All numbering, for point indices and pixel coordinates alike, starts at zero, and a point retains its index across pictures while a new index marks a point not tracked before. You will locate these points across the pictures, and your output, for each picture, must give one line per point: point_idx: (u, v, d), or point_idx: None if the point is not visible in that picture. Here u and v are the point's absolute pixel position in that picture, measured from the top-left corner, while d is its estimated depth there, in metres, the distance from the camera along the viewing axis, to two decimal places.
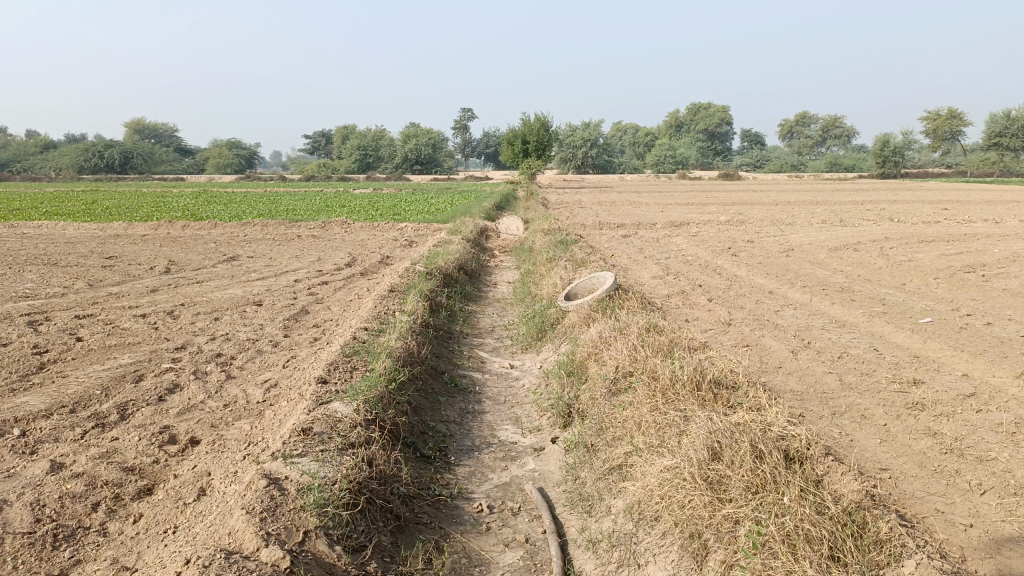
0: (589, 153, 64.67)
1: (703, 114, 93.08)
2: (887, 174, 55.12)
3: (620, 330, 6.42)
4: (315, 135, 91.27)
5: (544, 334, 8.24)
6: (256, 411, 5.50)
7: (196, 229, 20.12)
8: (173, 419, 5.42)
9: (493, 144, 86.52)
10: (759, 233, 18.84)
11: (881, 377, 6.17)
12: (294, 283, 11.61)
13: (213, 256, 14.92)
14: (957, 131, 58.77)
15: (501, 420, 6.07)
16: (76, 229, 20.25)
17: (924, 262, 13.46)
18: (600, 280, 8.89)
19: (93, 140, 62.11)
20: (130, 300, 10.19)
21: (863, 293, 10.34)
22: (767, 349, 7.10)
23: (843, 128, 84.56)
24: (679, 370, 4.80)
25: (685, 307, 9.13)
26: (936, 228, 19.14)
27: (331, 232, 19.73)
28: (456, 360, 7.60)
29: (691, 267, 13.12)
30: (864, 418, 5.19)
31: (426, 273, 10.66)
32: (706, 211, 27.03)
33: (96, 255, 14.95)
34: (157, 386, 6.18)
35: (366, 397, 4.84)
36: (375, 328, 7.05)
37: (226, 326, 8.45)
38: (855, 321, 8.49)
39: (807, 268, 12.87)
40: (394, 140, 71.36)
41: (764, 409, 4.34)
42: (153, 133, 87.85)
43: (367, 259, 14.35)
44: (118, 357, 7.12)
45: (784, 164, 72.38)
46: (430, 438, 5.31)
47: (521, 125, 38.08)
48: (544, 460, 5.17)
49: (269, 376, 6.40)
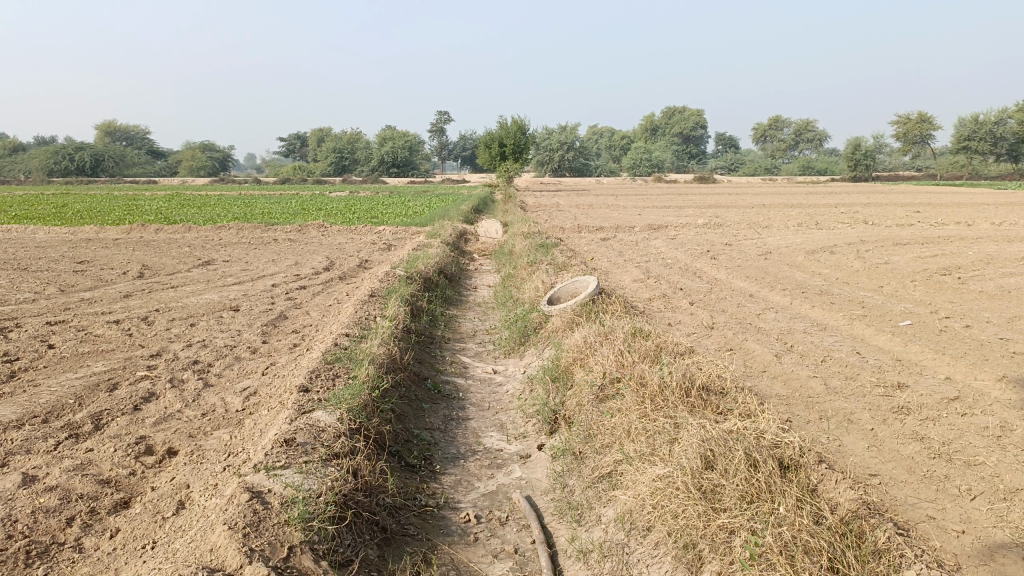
0: (566, 157, 64.78)
1: (678, 117, 93.66)
2: (859, 177, 55.78)
3: (606, 335, 6.37)
4: (290, 137, 90.55)
5: (527, 339, 8.18)
6: (236, 421, 5.37)
7: (170, 233, 19.82)
8: (149, 429, 5.27)
9: (470, 147, 86.40)
10: (737, 236, 18.93)
11: (865, 381, 6.18)
12: (272, 288, 11.45)
13: (188, 260, 14.68)
14: (927, 135, 59.64)
15: (486, 427, 5.99)
16: (47, 233, 19.86)
17: (901, 264, 13.58)
18: (583, 284, 8.84)
19: (63, 142, 61.09)
20: (104, 306, 9.97)
21: (842, 296, 10.40)
22: (751, 353, 7.09)
23: (816, 132, 85.51)
24: (668, 376, 4.75)
25: (668, 311, 9.12)
26: (910, 231, 19.36)
27: (308, 235, 19.53)
28: (439, 366, 7.51)
29: (671, 270, 13.13)
30: (851, 424, 5.18)
31: (406, 277, 10.55)
32: (684, 214, 27.14)
33: (67, 259, 14.64)
34: (133, 394, 6.03)
35: (349, 406, 4.74)
36: (356, 334, 6.94)
37: (202, 332, 8.28)
38: (837, 324, 8.52)
39: (785, 271, 12.94)
40: (370, 143, 70.97)
41: (754, 415, 4.30)
42: (124, 135, 86.62)
43: (346, 263, 14.21)
44: (92, 365, 6.94)
45: (758, 168, 73.02)
46: (414, 446, 5.21)
47: (498, 128, 38.05)
48: (531, 467, 5.09)
49: (248, 383, 6.27)
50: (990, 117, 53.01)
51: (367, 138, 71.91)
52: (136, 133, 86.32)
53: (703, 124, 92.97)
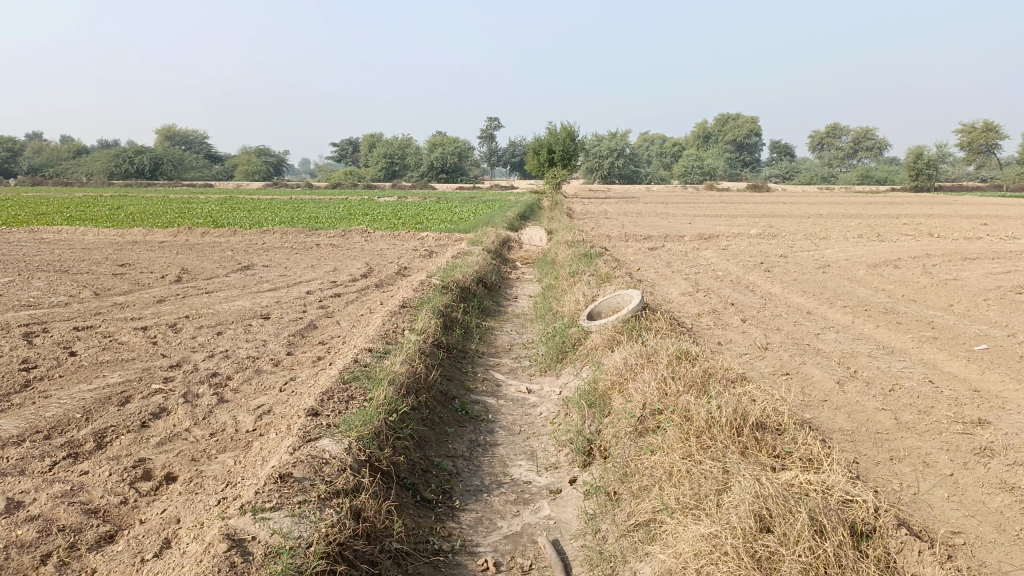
0: (616, 163, 64.07)
1: (731, 124, 91.96)
2: (920, 187, 53.82)
3: (648, 356, 5.82)
4: (343, 143, 91.70)
5: (564, 357, 7.65)
6: (244, 443, 4.97)
7: (215, 236, 19.85)
8: (151, 451, 4.91)
9: (520, 153, 86.33)
10: (792, 247, 18.11)
11: (941, 416, 5.51)
12: (306, 295, 11.14)
13: (228, 264, 14.55)
14: (993, 145, 57.29)
15: (515, 455, 5.50)
16: (95, 235, 20.08)
17: (971, 280, 12.67)
18: (625, 298, 8.26)
19: (123, 146, 62.67)
20: (134, 311, 9.77)
21: (908, 315, 9.64)
22: (810, 379, 6.45)
23: (875, 141, 83.10)
24: (717, 411, 4.18)
25: (717, 329, 8.50)
26: (979, 244, 18.26)
27: (350, 241, 19.35)
28: (469, 384, 7.05)
29: (723, 283, 12.47)
30: (925, 470, 4.55)
31: (442, 286, 10.13)
32: (737, 222, 26.28)
33: (110, 262, 14.63)
34: (142, 410, 5.69)
35: (359, 434, 4.30)
36: (379, 350, 6.50)
37: (227, 342, 7.94)
38: (904, 348, 7.80)
39: (845, 287, 12.17)
40: (421, 148, 71.22)
41: (816, 461, 3.73)
42: (183, 140, 89.01)
43: (384, 270, 13.89)
44: (107, 376, 6.65)
45: (814, 176, 71.03)
46: (433, 478, 4.75)
47: (547, 135, 37.57)
48: (560, 506, 4.58)
49: (263, 400, 5.87)
50: None
51: (417, 143, 72.17)
52: (195, 137, 88.67)
53: (757, 131, 91.09)
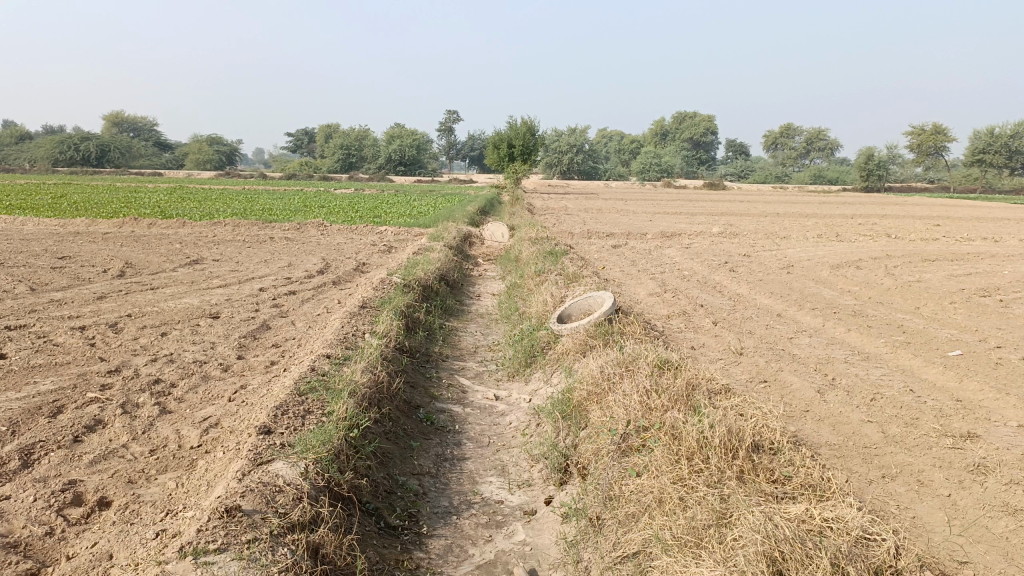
0: (575, 159, 64.10)
1: (689, 122, 92.70)
2: (871, 188, 54.77)
3: (626, 365, 5.51)
4: (298, 133, 90.05)
5: (533, 361, 7.29)
6: (189, 463, 4.51)
7: (163, 228, 19.05)
8: (84, 471, 4.41)
9: (479, 147, 85.74)
10: (754, 246, 18.06)
11: (928, 429, 5.29)
12: (258, 293, 10.59)
13: (176, 258, 13.88)
14: (941, 147, 58.62)
15: (484, 470, 5.13)
16: (34, 224, 19.11)
17: (934, 283, 12.68)
18: (597, 301, 7.94)
19: (69, 132, 60.34)
20: (72, 309, 9.13)
21: (877, 319, 9.51)
22: (790, 387, 6.20)
23: (827, 141, 84.53)
24: (709, 431, 3.87)
25: (689, 332, 8.24)
26: (936, 246, 18.42)
27: (306, 234, 18.72)
28: (433, 391, 6.64)
29: (689, 283, 12.26)
30: (921, 490, 4.30)
31: (403, 285, 9.70)
32: (696, 220, 26.25)
33: (49, 254, 13.85)
34: (75, 423, 5.16)
35: (317, 455, 3.89)
36: (338, 356, 6.06)
37: (172, 345, 7.40)
38: (879, 353, 7.62)
39: (811, 288, 12.04)
40: (378, 140, 70.12)
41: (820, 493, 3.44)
42: (132, 126, 86.44)
43: (342, 266, 13.38)
44: (38, 382, 6.08)
45: (768, 175, 71.96)
46: (397, 500, 4.36)
47: (507, 129, 37.18)
48: (536, 529, 4.22)
49: (210, 412, 5.40)
50: (1005, 130, 51.58)
51: (374, 135, 71.06)
52: (144, 124, 86.19)
53: (713, 130, 91.99)
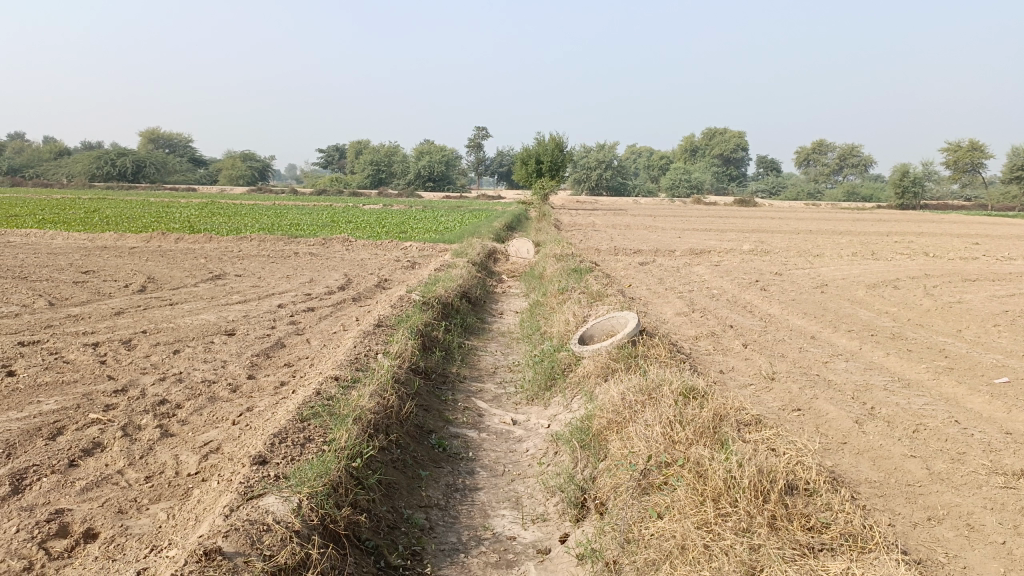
0: (604, 175, 63.75)
1: (719, 138, 92.02)
2: (906, 206, 53.71)
3: (648, 392, 5.19)
4: (329, 149, 90.87)
5: (553, 384, 7.00)
6: (183, 493, 4.26)
7: (189, 243, 19.08)
8: (74, 499, 4.17)
9: (508, 163, 85.86)
10: (786, 264, 17.60)
11: (977, 466, 4.89)
12: (276, 309, 10.42)
13: (199, 272, 13.83)
14: (979, 164, 57.44)
15: (496, 502, 4.83)
16: (64, 239, 19.25)
17: (976, 304, 12.15)
18: (620, 322, 7.61)
19: (106, 148, 61.36)
20: (87, 325, 9.01)
21: (917, 342, 9.06)
22: (825, 416, 5.84)
23: (860, 158, 83.39)
24: (738, 470, 3.54)
25: (718, 355, 7.90)
26: (976, 265, 17.80)
27: (331, 250, 18.63)
28: (447, 415, 6.36)
29: (719, 302, 11.88)
30: (972, 536, 3.92)
31: (422, 302, 9.46)
32: (726, 238, 25.77)
33: (73, 268, 13.86)
34: (73, 445, 4.95)
35: (313, 490, 3.63)
36: (347, 378, 5.81)
37: (182, 363, 7.20)
38: (920, 380, 7.20)
39: (846, 308, 11.60)
40: (408, 156, 70.47)
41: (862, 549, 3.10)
42: (167, 142, 87.87)
43: (364, 282, 13.22)
44: (42, 401, 5.90)
45: (800, 192, 71.01)
46: (401, 536, 4.09)
47: (535, 145, 37.04)
48: (549, 570, 3.91)
49: (212, 436, 5.17)
50: None
51: (404, 152, 71.45)
52: (179, 141, 87.50)
53: (744, 146, 91.23)
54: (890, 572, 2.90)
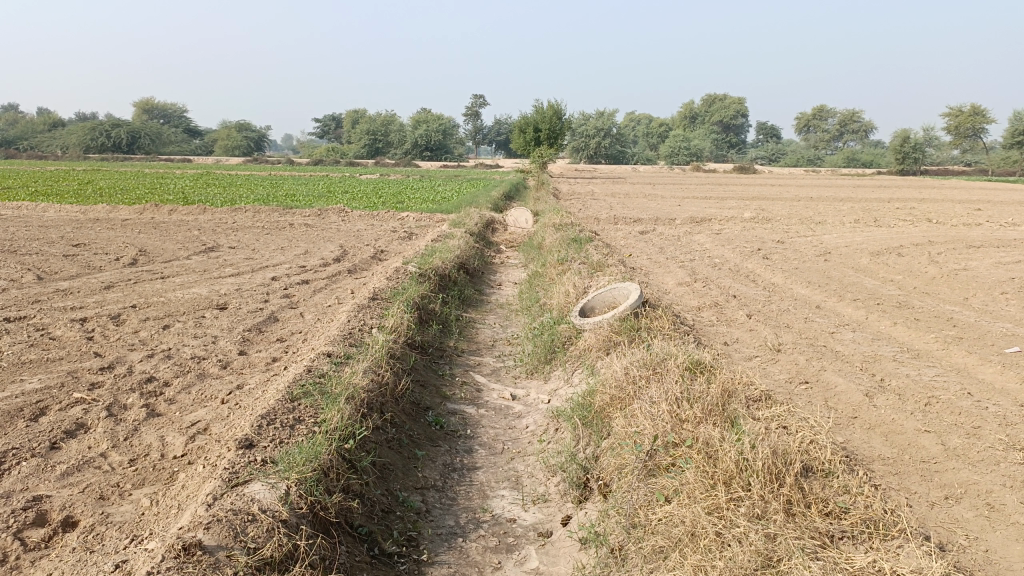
0: (602, 143, 63.16)
1: (719, 104, 91.10)
2: (906, 171, 53.26)
3: (653, 367, 5.00)
4: (325, 118, 89.94)
5: (553, 357, 6.81)
6: (168, 478, 4.08)
7: (183, 215, 18.79)
8: (54, 485, 3.99)
9: (506, 132, 85.04)
10: (787, 232, 17.35)
11: (993, 441, 4.71)
12: (270, 282, 10.20)
13: (192, 245, 13.58)
14: (980, 130, 56.93)
15: (496, 482, 4.65)
16: (56, 212, 18.95)
17: (981, 271, 11.94)
18: (622, 293, 7.39)
19: (99, 119, 60.62)
20: (76, 299, 8.79)
21: (923, 311, 8.88)
22: (834, 389, 5.67)
23: (861, 124, 82.69)
24: (750, 451, 3.35)
25: (722, 326, 7.71)
26: (979, 231, 17.58)
27: (326, 220, 18.38)
28: (445, 391, 6.18)
29: (721, 271, 11.67)
30: (993, 516, 3.75)
31: (418, 274, 9.24)
32: (727, 205, 25.50)
33: (64, 241, 13.61)
34: (55, 427, 4.76)
35: (301, 475, 3.45)
36: (340, 354, 5.62)
37: (171, 339, 7.00)
38: (929, 350, 7.02)
39: (849, 276, 11.40)
40: (404, 125, 69.71)
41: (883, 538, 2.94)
42: (161, 113, 86.81)
43: (359, 253, 12.99)
44: (25, 379, 5.71)
45: (800, 158, 70.41)
46: (396, 521, 3.92)
47: (533, 113, 36.54)
48: (551, 553, 3.76)
49: (200, 416, 4.98)
50: None
51: (400, 121, 70.72)
52: (173, 111, 86.47)
53: (744, 113, 90.38)
54: (917, 565, 2.74)
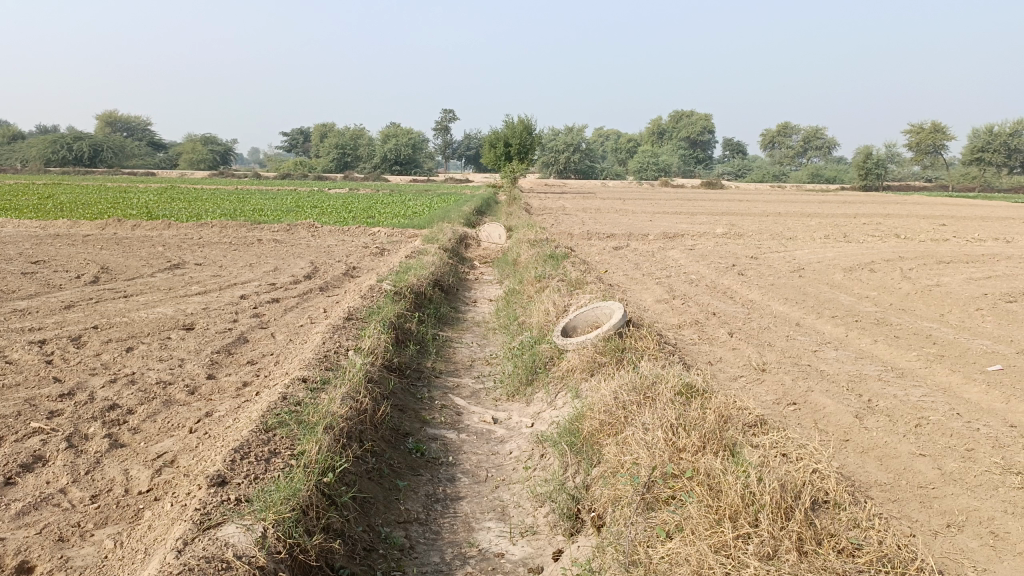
0: (572, 158, 63.37)
1: (685, 121, 92.14)
2: (869, 187, 53.95)
3: (643, 391, 4.83)
4: (294, 133, 89.21)
5: (535, 378, 6.61)
6: (134, 517, 3.81)
7: (147, 230, 18.33)
8: (8, 526, 3.69)
9: (476, 146, 85.01)
10: (760, 247, 17.41)
11: (990, 464, 4.61)
12: (239, 300, 9.88)
13: (157, 261, 13.20)
14: (940, 145, 58.19)
15: (481, 513, 4.44)
16: (14, 227, 18.36)
17: (954, 287, 12.01)
18: (605, 313, 7.24)
19: (61, 132, 59.38)
20: (34, 320, 8.40)
21: (902, 328, 8.84)
22: (823, 411, 5.56)
23: (824, 141, 84.08)
24: (757, 485, 3.21)
25: (704, 345, 7.60)
26: (947, 246, 17.78)
27: (296, 236, 18.05)
28: (424, 415, 5.96)
29: (699, 288, 11.59)
30: (999, 546, 3.63)
31: (393, 292, 9.02)
32: (698, 221, 25.59)
33: (22, 258, 13.13)
34: (10, 460, 4.45)
35: (279, 515, 3.23)
36: (316, 379, 5.38)
37: (136, 362, 6.68)
38: (913, 369, 6.96)
39: (826, 293, 11.40)
40: (373, 140, 69.31)
41: None
42: (125, 126, 85.40)
43: (331, 270, 12.71)
44: None
45: (765, 174, 71.23)
46: (379, 559, 3.70)
47: (503, 128, 36.51)
48: None
49: (167, 447, 4.71)
50: (1004, 128, 51.32)
51: (369, 135, 70.33)
52: (137, 124, 85.10)
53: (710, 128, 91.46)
54: None
